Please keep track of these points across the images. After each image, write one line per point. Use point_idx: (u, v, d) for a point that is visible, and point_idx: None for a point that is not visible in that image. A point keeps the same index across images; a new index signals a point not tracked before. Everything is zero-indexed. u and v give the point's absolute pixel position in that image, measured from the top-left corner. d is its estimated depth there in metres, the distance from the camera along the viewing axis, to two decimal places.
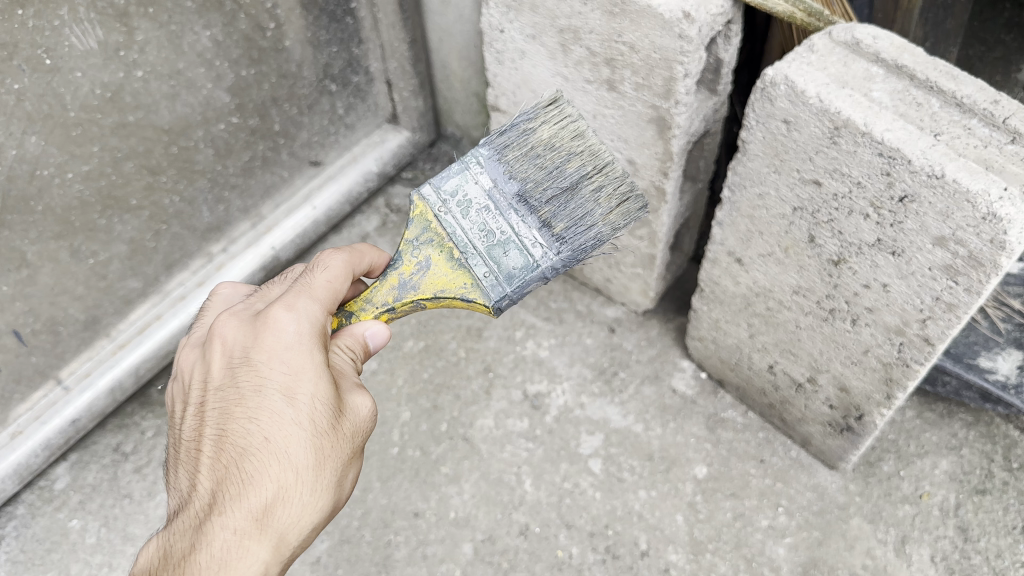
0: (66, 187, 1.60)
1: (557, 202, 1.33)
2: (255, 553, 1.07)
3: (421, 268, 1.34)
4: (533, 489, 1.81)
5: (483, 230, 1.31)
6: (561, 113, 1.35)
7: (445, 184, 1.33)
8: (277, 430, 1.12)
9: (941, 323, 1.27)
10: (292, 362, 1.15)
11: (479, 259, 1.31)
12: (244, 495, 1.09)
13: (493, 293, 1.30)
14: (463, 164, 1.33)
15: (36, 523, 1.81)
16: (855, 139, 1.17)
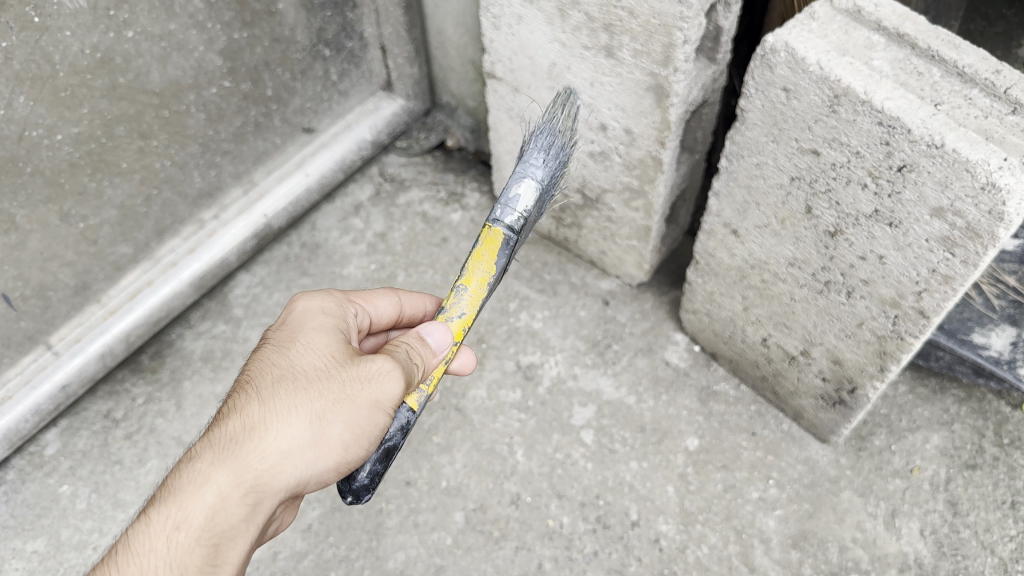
0: (55, 149, 1.58)
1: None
2: (209, 478, 1.09)
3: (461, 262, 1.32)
4: (525, 459, 1.81)
5: None
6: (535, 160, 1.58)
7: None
8: (263, 375, 1.19)
9: (937, 296, 1.26)
10: (293, 327, 1.26)
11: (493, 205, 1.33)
12: (217, 432, 1.14)
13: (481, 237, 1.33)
14: None
15: (26, 488, 1.81)
16: (855, 108, 1.16)
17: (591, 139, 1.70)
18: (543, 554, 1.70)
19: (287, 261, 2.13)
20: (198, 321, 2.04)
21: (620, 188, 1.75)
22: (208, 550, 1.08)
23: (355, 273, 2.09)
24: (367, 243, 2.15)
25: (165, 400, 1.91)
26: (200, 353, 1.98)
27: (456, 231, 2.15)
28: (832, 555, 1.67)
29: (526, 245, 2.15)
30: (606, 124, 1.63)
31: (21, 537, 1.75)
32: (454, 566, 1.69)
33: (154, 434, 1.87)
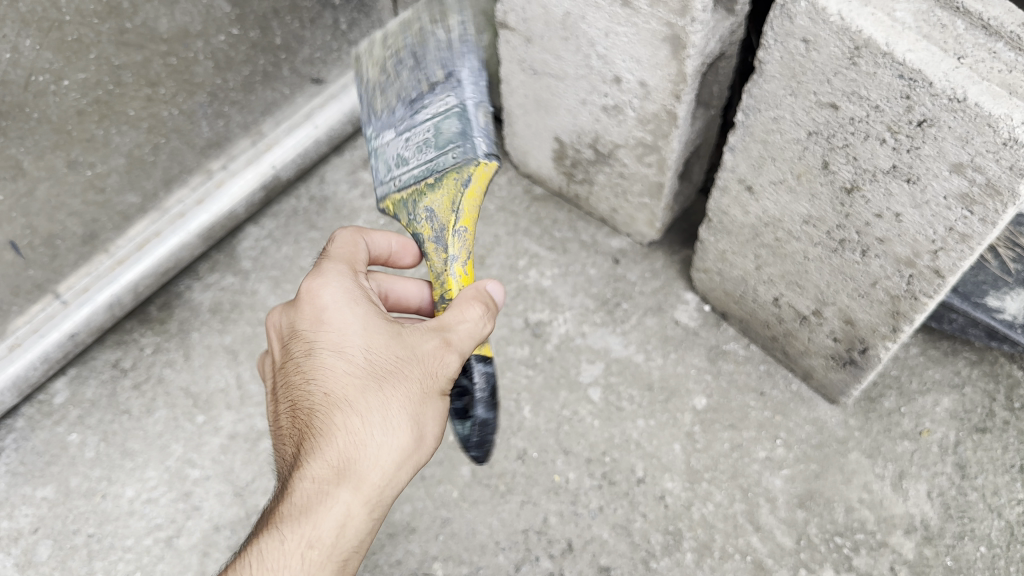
0: (63, 95, 1.56)
1: (416, 70, 1.45)
2: (336, 497, 1.07)
3: (430, 216, 1.34)
4: (532, 416, 1.81)
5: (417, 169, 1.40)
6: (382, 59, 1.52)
7: (387, 173, 1.41)
8: (336, 380, 1.13)
9: (953, 255, 1.25)
10: (337, 319, 1.17)
11: (444, 156, 1.34)
12: (318, 446, 1.09)
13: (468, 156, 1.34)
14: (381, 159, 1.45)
15: (35, 436, 1.82)
16: (875, 60, 1.13)
17: (604, 93, 1.68)
18: (548, 508, 1.70)
19: (296, 214, 2.12)
20: (206, 272, 2.03)
21: (633, 143, 1.73)
22: (339, 564, 1.06)
23: (364, 228, 2.09)
24: (377, 198, 2.13)
25: (173, 350, 1.91)
26: (209, 305, 1.98)
27: None
28: (838, 515, 1.67)
29: (537, 201, 2.12)
30: (620, 77, 1.60)
31: (31, 484, 1.76)
32: (460, 519, 1.70)
33: (162, 384, 1.87)
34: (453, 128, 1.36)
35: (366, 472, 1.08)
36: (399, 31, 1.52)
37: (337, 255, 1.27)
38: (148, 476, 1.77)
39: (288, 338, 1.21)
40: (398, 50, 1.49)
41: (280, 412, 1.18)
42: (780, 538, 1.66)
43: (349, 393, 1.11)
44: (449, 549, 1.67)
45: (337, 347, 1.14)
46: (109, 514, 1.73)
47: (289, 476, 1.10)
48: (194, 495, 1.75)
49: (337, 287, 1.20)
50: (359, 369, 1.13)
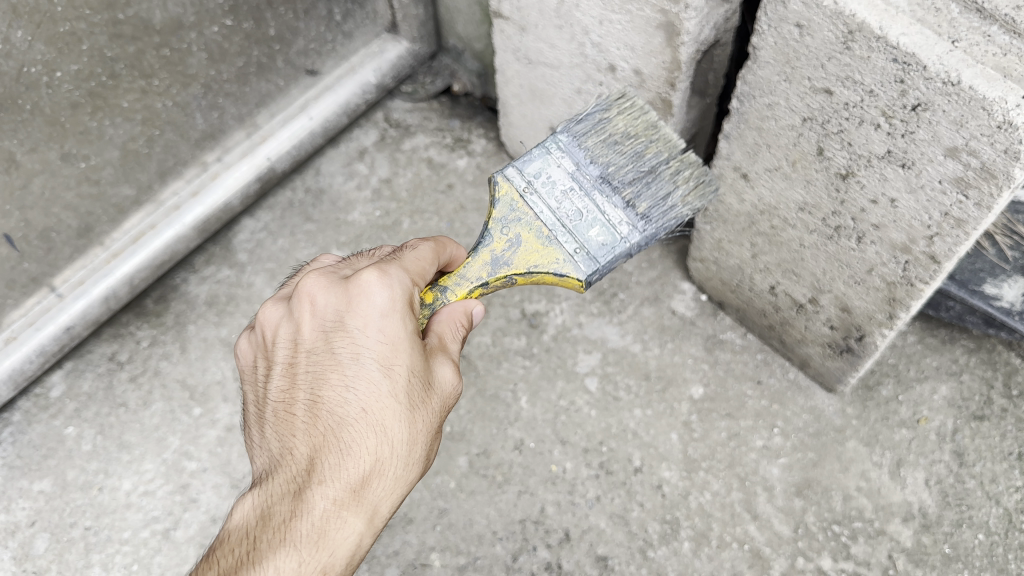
0: (55, 87, 1.56)
1: (641, 184, 1.37)
2: (350, 524, 1.06)
3: (512, 245, 1.37)
4: (529, 406, 1.81)
5: (569, 209, 1.36)
6: (631, 104, 1.42)
7: (528, 167, 1.39)
8: (374, 400, 1.10)
9: (949, 240, 1.24)
10: (387, 331, 1.13)
11: (567, 236, 1.36)
12: (343, 465, 1.08)
13: (584, 268, 1.34)
14: (545, 149, 1.39)
15: (32, 429, 1.81)
16: (869, 44, 1.12)
17: (599, 81, 1.67)
18: (546, 498, 1.70)
19: (292, 206, 2.11)
20: (202, 265, 2.03)
21: None
22: None
23: (360, 220, 2.08)
24: (372, 189, 2.13)
25: (169, 343, 1.91)
26: (205, 297, 1.97)
27: (462, 178, 2.14)
28: (835, 503, 1.67)
29: None
30: (615, 65, 1.60)
31: (28, 477, 1.76)
32: (457, 509, 1.70)
33: (158, 377, 1.87)
34: (605, 224, 1.36)
35: (376, 497, 1.09)
36: (654, 126, 1.40)
37: (409, 265, 1.23)
38: (145, 469, 1.77)
39: (326, 324, 1.15)
40: (638, 131, 1.41)
41: (297, 400, 1.14)
42: (777, 526, 1.65)
43: (387, 418, 1.10)
44: (446, 539, 1.67)
45: (384, 363, 1.11)
46: (106, 507, 1.73)
47: (301, 480, 1.08)
48: (191, 487, 1.75)
49: (393, 293, 1.15)
50: (397, 393, 1.11)
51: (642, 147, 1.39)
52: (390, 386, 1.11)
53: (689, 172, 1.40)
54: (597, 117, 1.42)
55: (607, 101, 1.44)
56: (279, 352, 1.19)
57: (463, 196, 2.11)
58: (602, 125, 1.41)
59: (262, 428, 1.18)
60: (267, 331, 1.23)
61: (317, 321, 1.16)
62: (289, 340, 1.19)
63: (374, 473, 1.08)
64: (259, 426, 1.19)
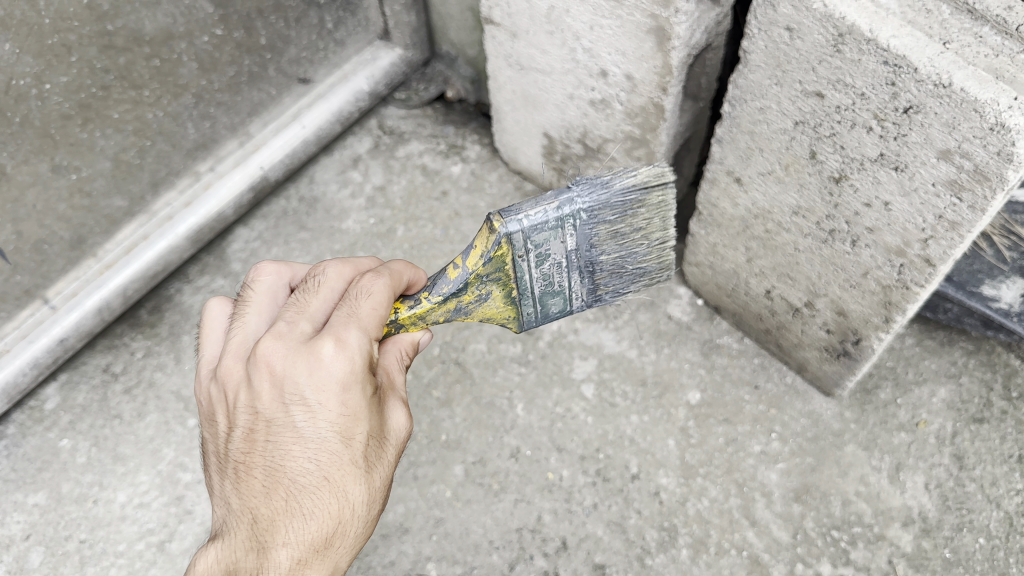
0: (44, 99, 1.55)
1: (615, 275, 1.41)
2: None
3: (479, 300, 1.36)
4: (525, 414, 1.80)
5: (546, 282, 1.35)
6: (661, 197, 1.33)
7: (536, 235, 1.27)
8: (336, 470, 1.10)
9: (943, 243, 1.23)
10: (348, 402, 1.11)
11: (531, 304, 1.38)
12: (306, 530, 1.10)
13: (526, 325, 1.43)
14: (561, 223, 1.27)
15: (26, 442, 1.81)
16: (859, 47, 1.11)
17: (592, 86, 1.67)
18: (543, 506, 1.69)
19: (286, 215, 2.11)
20: (196, 275, 2.02)
21: (622, 137, 1.72)
22: None
23: (354, 227, 2.07)
24: (367, 197, 2.12)
25: (164, 354, 1.90)
26: (199, 307, 1.97)
27: (457, 184, 2.13)
28: (835, 508, 1.66)
29: (528, 198, 2.11)
30: (607, 70, 1.59)
31: (22, 491, 1.75)
32: (453, 518, 1.69)
33: (153, 388, 1.86)
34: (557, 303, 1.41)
35: (337, 553, 1.14)
36: (663, 224, 1.37)
37: (370, 319, 1.18)
38: (140, 481, 1.76)
39: (284, 393, 1.10)
40: (645, 229, 1.37)
41: (256, 463, 1.12)
42: (776, 532, 1.64)
43: (348, 484, 1.11)
44: (442, 549, 1.66)
45: (344, 433, 1.11)
46: (101, 519, 1.72)
47: (262, 540, 1.10)
48: (186, 499, 1.73)
49: (356, 363, 1.12)
50: (356, 458, 1.12)
51: (634, 246, 1.38)
52: (350, 455, 1.11)
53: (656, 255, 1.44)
54: (624, 199, 1.30)
55: (642, 180, 1.31)
56: (236, 409, 1.14)
57: (457, 203, 2.10)
58: (620, 208, 1.31)
59: (221, 478, 1.16)
60: (223, 384, 1.17)
61: (275, 390, 1.11)
62: (246, 401, 1.13)
63: (336, 533, 1.12)
64: (217, 473, 1.17)
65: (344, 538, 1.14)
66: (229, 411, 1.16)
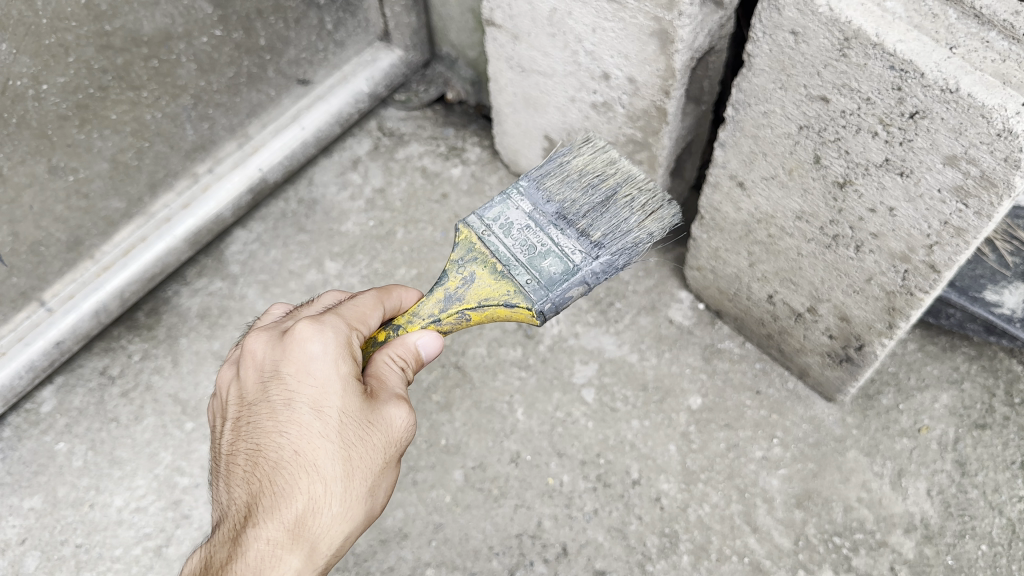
0: (42, 100, 1.54)
1: (595, 216, 1.41)
2: (286, 562, 1.09)
3: (466, 282, 1.39)
4: (525, 418, 1.78)
5: (525, 244, 1.39)
6: (593, 148, 1.49)
7: (488, 212, 1.43)
8: (307, 442, 1.15)
9: (949, 249, 1.22)
10: (319, 376, 1.18)
11: (521, 269, 1.37)
12: (278, 507, 1.11)
13: (535, 297, 1.34)
14: (505, 195, 1.45)
15: (22, 445, 1.79)
16: (865, 51, 1.10)
17: (593, 89, 1.66)
18: (542, 512, 1.68)
19: (285, 217, 2.09)
20: (194, 278, 2.00)
21: (624, 140, 1.71)
22: None
23: (353, 230, 2.06)
24: (366, 199, 2.11)
25: (161, 357, 1.89)
26: (197, 310, 1.95)
27: (456, 186, 2.12)
28: (836, 515, 1.65)
29: None
30: (609, 73, 1.58)
31: (19, 494, 1.74)
32: (453, 524, 1.68)
33: (150, 391, 1.84)
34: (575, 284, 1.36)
35: (317, 535, 1.11)
36: (613, 162, 1.46)
37: (347, 315, 1.29)
38: (137, 485, 1.74)
39: (265, 375, 1.22)
40: (601, 176, 1.45)
41: (240, 449, 1.20)
42: (777, 538, 1.63)
43: (319, 457, 1.14)
44: (441, 554, 1.65)
45: (315, 405, 1.17)
46: (98, 524, 1.70)
47: (239, 525, 1.12)
48: (184, 503, 1.72)
49: (326, 342, 1.21)
50: (328, 432, 1.15)
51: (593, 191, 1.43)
52: (322, 427, 1.15)
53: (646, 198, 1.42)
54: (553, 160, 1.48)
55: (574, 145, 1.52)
56: (231, 405, 1.27)
57: (457, 206, 2.09)
58: (561, 168, 1.47)
59: (215, 480, 1.22)
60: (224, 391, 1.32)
61: (259, 374, 1.24)
62: (236, 402, 1.26)
63: (309, 511, 1.11)
64: (214, 478, 1.24)
65: (324, 523, 1.12)
66: (226, 415, 1.28)
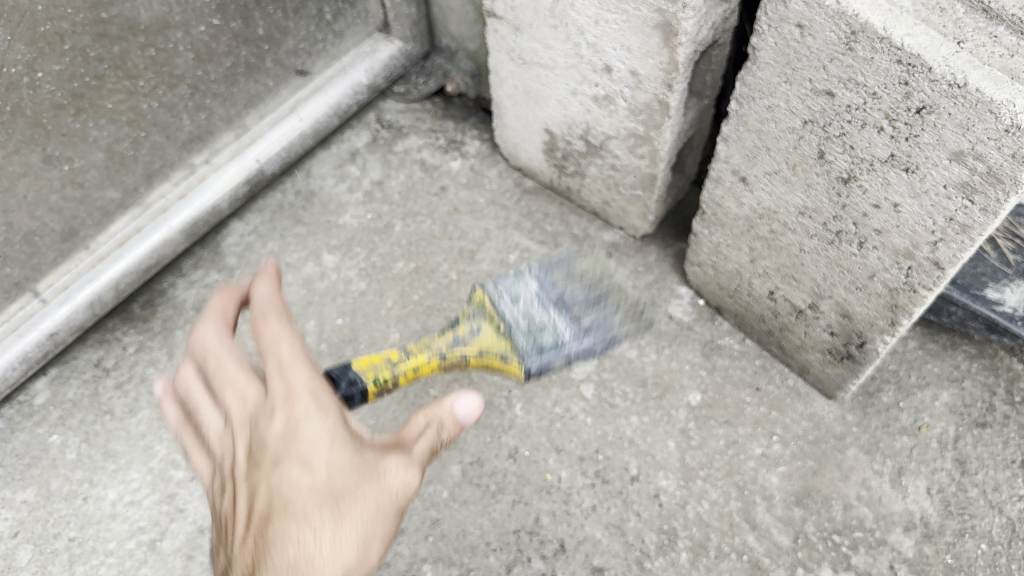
0: (36, 88, 1.52)
1: None
2: (323, 529, 0.96)
3: (474, 334, 1.73)
4: (523, 413, 1.77)
5: (526, 321, 1.74)
6: None
7: (504, 293, 1.79)
8: (287, 404, 1.04)
9: (953, 246, 1.21)
10: (270, 334, 1.09)
11: (522, 335, 1.72)
12: (289, 480, 0.99)
13: (532, 359, 1.69)
14: (514, 283, 1.79)
15: (15, 438, 1.77)
16: (872, 45, 1.09)
17: (595, 82, 1.65)
18: (540, 508, 1.67)
19: (282, 209, 2.08)
20: (191, 270, 1.99)
21: (625, 134, 1.70)
22: None
23: (351, 223, 2.05)
24: (364, 191, 2.09)
25: (156, 349, 1.87)
26: (193, 302, 1.94)
27: (456, 180, 2.11)
28: (836, 512, 1.64)
29: (528, 195, 2.08)
30: (611, 66, 1.57)
31: (11, 487, 1.72)
32: (450, 519, 1.66)
33: (145, 383, 1.83)
34: (555, 311, 1.77)
35: (347, 488, 1.00)
36: None
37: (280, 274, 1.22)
38: (131, 478, 1.72)
39: (211, 356, 1.14)
40: None
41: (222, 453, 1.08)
42: (776, 536, 1.62)
43: (308, 416, 1.03)
44: (439, 550, 1.64)
45: (278, 364, 1.07)
46: (91, 517, 1.68)
47: (257, 523, 0.99)
48: (178, 497, 1.70)
49: (264, 293, 1.14)
50: (307, 392, 1.05)
51: None
52: (298, 388, 1.05)
53: (629, 307, 1.77)
54: None
55: None
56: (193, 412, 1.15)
57: (456, 199, 2.08)
58: (567, 270, 1.79)
59: (214, 495, 1.10)
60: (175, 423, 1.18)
61: (204, 357, 1.15)
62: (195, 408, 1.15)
63: (326, 473, 1.00)
64: (213, 492, 1.11)
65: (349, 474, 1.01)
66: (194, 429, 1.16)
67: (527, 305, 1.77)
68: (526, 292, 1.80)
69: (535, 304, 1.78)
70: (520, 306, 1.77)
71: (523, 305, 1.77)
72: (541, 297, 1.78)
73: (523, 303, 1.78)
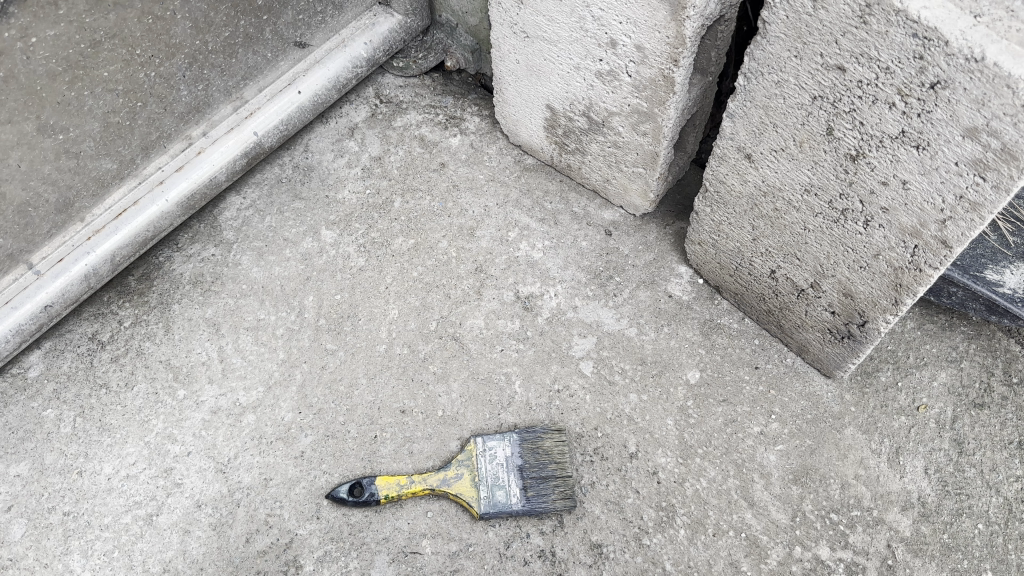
0: (30, 54, 1.49)
1: None
2: None
3: (455, 477, 1.62)
4: (522, 390, 1.76)
5: (495, 478, 1.60)
6: None
7: (491, 445, 1.64)
8: None
9: (962, 224, 1.21)
10: None
11: (487, 487, 1.60)
12: None
13: (487, 507, 1.58)
14: (498, 445, 1.63)
15: (8, 411, 1.75)
16: (887, 19, 1.08)
17: (599, 57, 1.63)
18: None
19: (279, 183, 2.06)
20: (187, 244, 1.97)
21: (628, 110, 1.69)
22: None
23: (350, 198, 2.03)
24: (363, 167, 2.08)
25: (153, 323, 1.85)
26: (189, 277, 1.92)
27: (455, 156, 2.10)
28: (833, 491, 1.64)
29: (527, 172, 2.07)
30: (616, 40, 1.56)
31: (4, 461, 1.70)
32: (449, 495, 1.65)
33: (141, 357, 1.81)
34: (524, 478, 1.61)
35: None
36: None
37: None
38: (127, 452, 1.70)
39: None
40: None
41: None
42: (774, 514, 1.62)
43: None
44: (437, 525, 1.62)
45: None
46: (86, 491, 1.66)
47: None
48: (175, 471, 1.68)
49: None
50: None
51: None
52: None
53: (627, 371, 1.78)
54: None
55: None
56: None
57: (456, 176, 2.07)
58: (547, 452, 1.63)
59: None
60: None
61: None
62: None
63: None
64: None
65: None
66: None
67: (497, 468, 1.61)
68: (503, 452, 1.63)
69: (508, 468, 1.61)
70: (492, 465, 1.62)
71: (495, 467, 1.61)
72: (519, 461, 1.62)
73: (496, 463, 1.62)
